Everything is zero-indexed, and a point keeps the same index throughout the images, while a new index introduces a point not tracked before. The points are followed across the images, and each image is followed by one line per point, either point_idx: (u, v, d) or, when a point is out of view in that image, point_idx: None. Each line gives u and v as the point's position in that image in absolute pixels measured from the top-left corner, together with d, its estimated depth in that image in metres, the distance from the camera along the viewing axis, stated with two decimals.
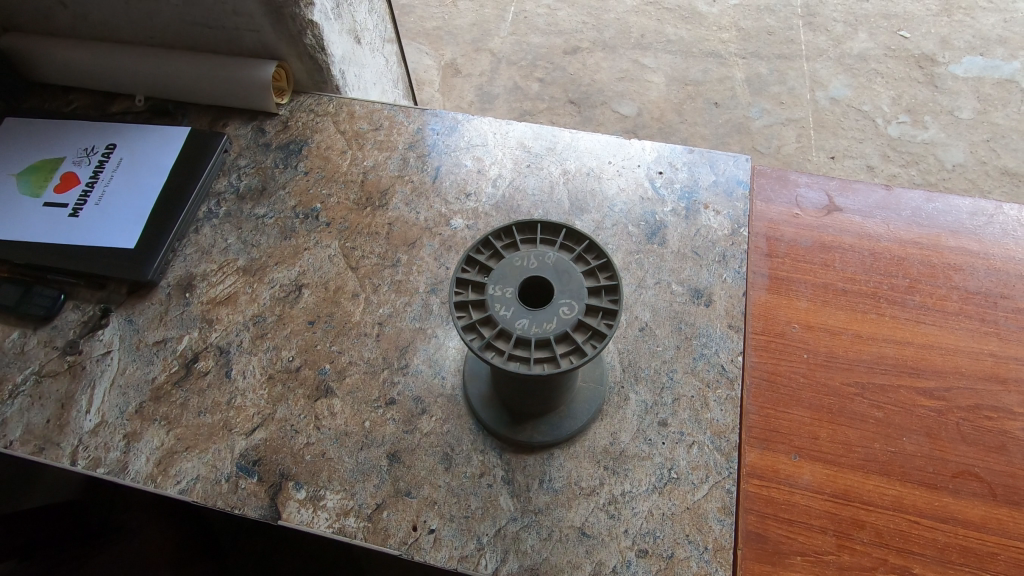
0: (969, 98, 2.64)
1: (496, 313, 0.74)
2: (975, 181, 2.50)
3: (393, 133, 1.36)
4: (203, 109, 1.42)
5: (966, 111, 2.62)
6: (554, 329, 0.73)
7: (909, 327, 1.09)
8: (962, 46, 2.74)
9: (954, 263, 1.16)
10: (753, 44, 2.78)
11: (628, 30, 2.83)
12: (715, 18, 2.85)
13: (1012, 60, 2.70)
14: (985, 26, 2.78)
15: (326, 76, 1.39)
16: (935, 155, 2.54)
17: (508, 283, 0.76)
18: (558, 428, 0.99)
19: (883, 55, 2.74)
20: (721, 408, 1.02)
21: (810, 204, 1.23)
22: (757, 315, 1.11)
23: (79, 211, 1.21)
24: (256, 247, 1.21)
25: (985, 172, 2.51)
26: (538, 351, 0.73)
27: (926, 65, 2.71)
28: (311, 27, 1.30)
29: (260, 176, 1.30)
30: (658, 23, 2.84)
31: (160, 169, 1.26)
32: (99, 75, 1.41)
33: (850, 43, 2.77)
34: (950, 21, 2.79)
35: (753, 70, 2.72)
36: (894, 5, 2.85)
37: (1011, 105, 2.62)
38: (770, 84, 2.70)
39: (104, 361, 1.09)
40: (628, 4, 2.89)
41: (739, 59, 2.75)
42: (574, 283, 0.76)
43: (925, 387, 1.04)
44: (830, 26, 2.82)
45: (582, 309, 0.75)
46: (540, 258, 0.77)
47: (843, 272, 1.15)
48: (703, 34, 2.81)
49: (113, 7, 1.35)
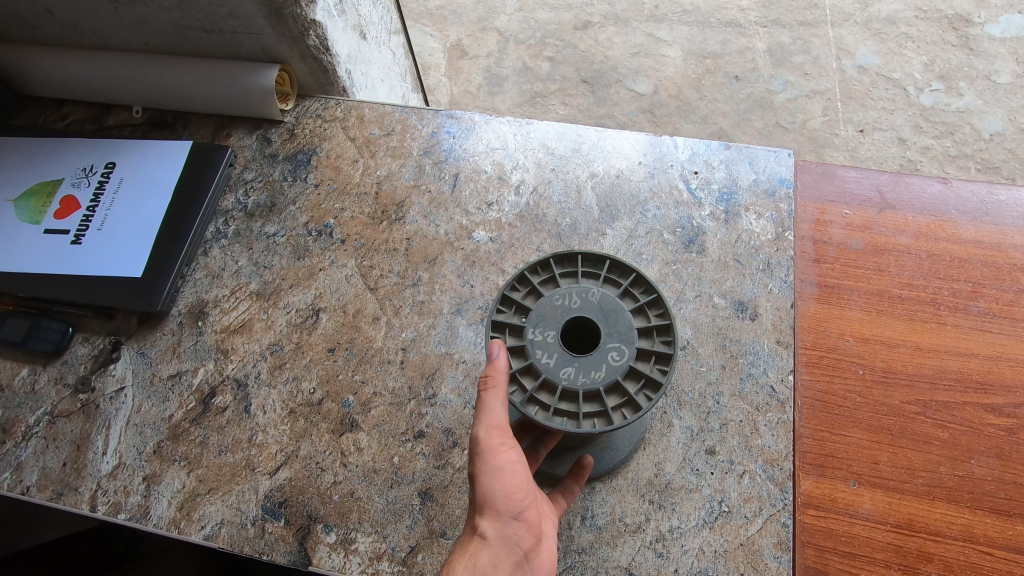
0: (1006, 61, 2.48)
1: (538, 361, 0.76)
2: (1014, 150, 2.37)
3: (406, 138, 1.27)
4: (204, 119, 1.34)
5: (1003, 76, 2.46)
6: (603, 379, 0.75)
7: (974, 338, 1.01)
8: (999, 4, 2.57)
9: (1021, 264, 1.07)
10: (775, 11, 2.62)
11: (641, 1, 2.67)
12: None
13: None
14: None
15: (332, 79, 1.31)
16: (971, 125, 2.40)
17: (549, 327, 0.78)
18: (599, 461, 0.93)
19: (914, 17, 2.57)
20: (772, 433, 0.95)
21: (858, 202, 1.14)
22: (806, 328, 1.03)
23: (81, 238, 1.15)
24: (268, 269, 1.15)
25: None
26: (586, 404, 0.75)
27: (961, 27, 2.54)
28: (314, 27, 1.20)
29: (268, 191, 1.23)
30: None
31: (163, 188, 1.19)
32: (95, 86, 1.33)
33: (878, 5, 2.60)
34: None
35: (775, 40, 2.57)
36: None
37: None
38: (793, 54, 2.55)
39: (118, 399, 1.04)
40: None
41: (759, 28, 2.60)
42: (620, 325, 0.78)
43: (994, 403, 0.97)
44: None
45: (630, 354, 0.76)
46: (583, 297, 0.79)
47: (898, 277, 1.07)
48: (720, 2, 2.65)
49: (103, 13, 1.26)
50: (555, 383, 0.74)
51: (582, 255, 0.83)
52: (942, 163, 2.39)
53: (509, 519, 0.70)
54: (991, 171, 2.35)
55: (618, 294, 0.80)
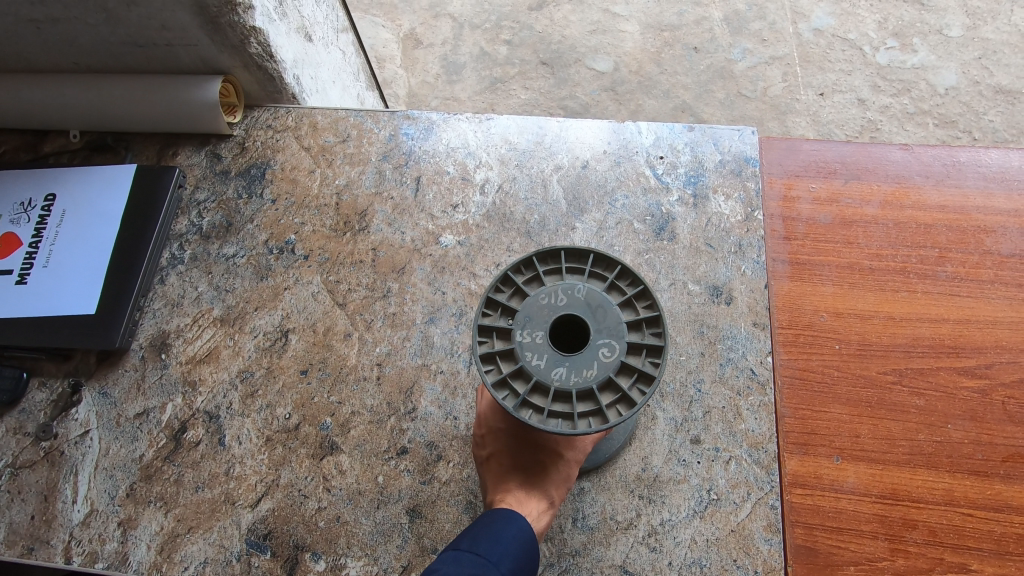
0: (957, 14, 2.50)
1: (529, 364, 0.74)
2: (969, 103, 2.40)
3: (363, 144, 1.23)
4: (147, 139, 1.27)
5: (955, 29, 2.48)
6: (596, 378, 0.74)
7: (944, 303, 1.02)
8: None
9: (984, 225, 1.08)
10: None
11: None
12: None
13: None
14: None
15: (279, 87, 1.25)
16: (927, 81, 2.43)
17: (537, 327, 0.76)
18: (596, 455, 0.91)
19: None
20: (755, 417, 0.95)
21: (824, 175, 1.14)
22: (781, 307, 1.03)
23: (26, 277, 1.09)
24: (230, 293, 1.11)
25: (979, 93, 2.41)
26: (581, 403, 0.74)
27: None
28: (254, 34, 1.15)
29: (223, 210, 1.18)
30: None
31: (110, 217, 1.13)
32: (26, 112, 1.26)
33: None
34: None
35: (731, 8, 2.55)
36: None
37: (1000, 17, 2.50)
38: (750, 20, 2.53)
39: (83, 443, 1.00)
40: None
41: None
42: (610, 321, 0.76)
43: (966, 366, 0.98)
44: None
45: (621, 350, 0.75)
46: (570, 294, 0.77)
47: (867, 248, 1.07)
48: None
49: (26, 34, 1.18)
50: (547, 383, 0.73)
51: (564, 251, 0.81)
52: (902, 121, 2.41)
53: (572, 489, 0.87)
54: (949, 126, 2.39)
55: (604, 289, 0.79)
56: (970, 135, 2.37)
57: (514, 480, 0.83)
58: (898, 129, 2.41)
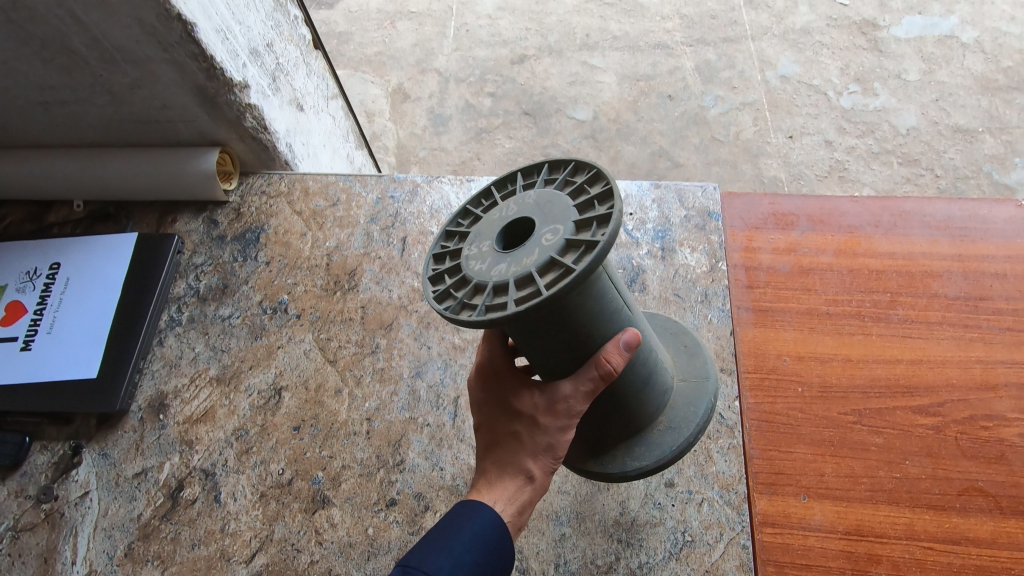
0: (913, 60, 2.61)
1: (472, 269, 0.76)
2: (929, 142, 2.53)
3: (352, 207, 1.31)
4: (149, 207, 1.35)
5: (912, 73, 2.60)
6: (534, 261, 0.71)
7: (896, 345, 1.09)
8: (899, 7, 2.68)
9: (931, 270, 1.16)
10: (698, 30, 2.71)
11: (573, 32, 2.73)
12: (657, 8, 2.74)
13: (950, 15, 2.63)
14: None
15: (272, 155, 1.34)
16: (889, 122, 2.56)
17: (484, 239, 0.78)
18: (660, 449, 0.88)
19: (825, 26, 2.69)
20: (725, 459, 1.00)
21: (781, 226, 1.23)
22: (746, 353, 1.10)
23: (31, 343, 1.15)
24: (226, 352, 1.16)
25: (937, 132, 2.54)
26: (522, 290, 0.70)
27: (868, 31, 2.66)
28: (250, 110, 1.24)
29: (219, 273, 1.25)
30: (601, 20, 2.75)
31: (112, 284, 1.20)
32: (33, 185, 1.33)
33: (792, 18, 2.70)
34: None
35: (702, 58, 2.67)
36: None
37: (953, 62, 2.60)
38: (720, 70, 2.66)
39: (83, 504, 1.04)
40: (569, 4, 2.78)
41: (685, 47, 2.69)
42: (555, 211, 0.75)
43: (920, 404, 1.04)
44: (770, 2, 2.73)
45: (564, 232, 0.72)
46: (518, 203, 0.79)
47: (824, 295, 1.15)
48: (648, 26, 2.72)
49: (35, 115, 1.26)
50: (484, 279, 0.73)
51: (523, 175, 0.85)
52: (868, 160, 2.54)
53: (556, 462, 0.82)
54: (912, 164, 2.52)
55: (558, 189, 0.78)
56: (933, 173, 2.51)
57: (490, 457, 0.82)
58: (865, 169, 2.54)
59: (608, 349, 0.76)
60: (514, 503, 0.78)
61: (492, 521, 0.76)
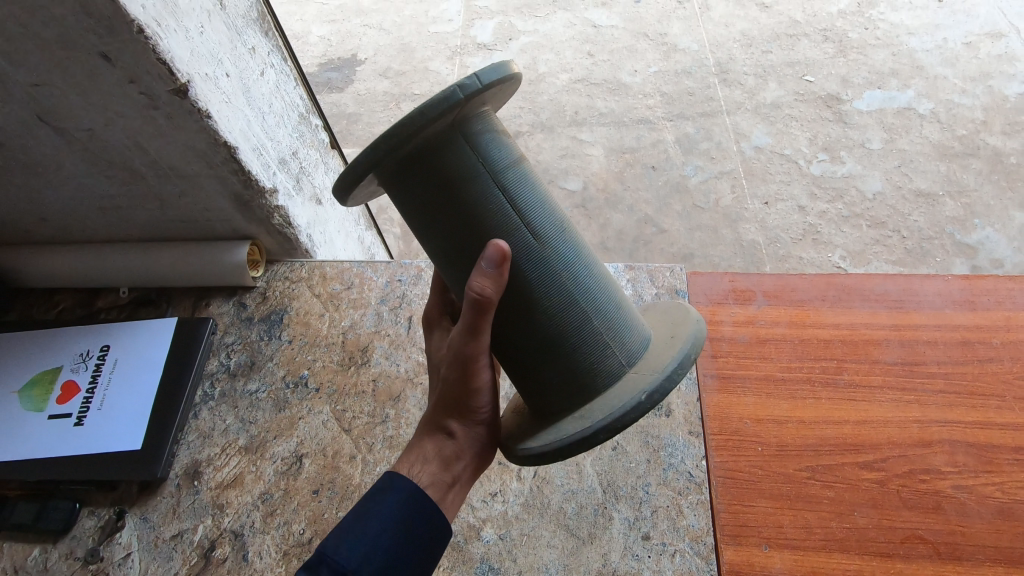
0: (876, 131, 2.74)
1: None
2: (895, 206, 2.61)
3: (364, 291, 1.49)
4: (185, 292, 1.53)
5: (875, 142, 2.72)
6: None
7: (843, 407, 1.25)
8: (861, 83, 2.85)
9: (872, 339, 1.33)
10: (677, 106, 2.86)
11: (563, 110, 2.90)
12: (639, 87, 2.92)
13: (907, 89, 2.81)
14: (877, 62, 2.90)
15: (294, 245, 1.52)
16: (856, 188, 2.66)
17: None
18: (563, 431, 0.85)
19: (794, 100, 2.84)
20: (694, 513, 1.14)
21: (741, 301, 1.40)
22: (712, 416, 1.25)
23: (83, 419, 1.30)
24: (253, 423, 1.32)
25: (902, 197, 2.62)
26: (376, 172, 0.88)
27: (833, 105, 2.81)
28: (277, 210, 1.42)
29: (247, 351, 1.42)
30: (589, 99, 2.91)
31: (155, 364, 1.37)
32: (85, 275, 1.51)
33: (762, 94, 2.87)
34: (846, 61, 2.91)
35: (682, 131, 2.81)
36: (795, 52, 2.95)
37: (913, 131, 2.73)
38: (698, 142, 2.79)
39: (126, 564, 1.17)
40: (558, 84, 2.96)
41: (666, 122, 2.84)
42: None
43: (866, 460, 1.18)
44: (742, 80, 2.90)
45: None
46: None
47: (779, 363, 1.31)
48: (631, 103, 2.89)
49: (90, 217, 1.43)
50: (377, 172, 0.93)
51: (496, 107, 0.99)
52: (839, 224, 2.62)
53: (470, 410, 0.91)
54: (880, 227, 2.60)
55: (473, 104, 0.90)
56: (900, 234, 2.58)
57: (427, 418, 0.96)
58: (836, 232, 2.60)
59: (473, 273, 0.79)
60: (432, 456, 0.89)
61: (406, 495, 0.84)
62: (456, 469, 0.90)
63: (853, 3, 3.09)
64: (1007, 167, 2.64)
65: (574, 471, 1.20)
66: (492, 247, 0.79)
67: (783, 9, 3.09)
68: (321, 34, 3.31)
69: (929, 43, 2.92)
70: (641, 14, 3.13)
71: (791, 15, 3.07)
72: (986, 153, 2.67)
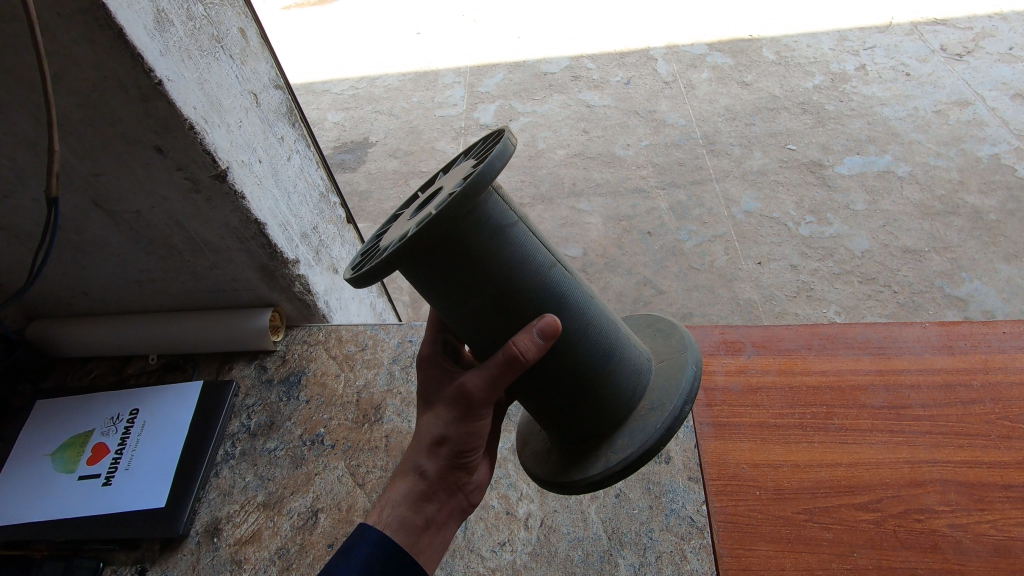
0: (858, 193, 2.88)
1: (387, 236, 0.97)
2: (884, 262, 2.66)
3: (378, 351, 1.59)
4: (210, 357, 1.63)
5: (859, 204, 2.85)
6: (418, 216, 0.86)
7: (835, 449, 1.30)
8: (840, 149, 3.05)
9: (857, 385, 1.41)
10: (669, 176, 3.05)
11: (561, 182, 3.09)
12: (632, 159, 3.13)
13: (884, 153, 3.00)
14: (854, 130, 3.12)
15: (313, 310, 1.63)
16: (844, 246, 2.72)
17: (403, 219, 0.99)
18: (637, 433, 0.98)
19: (779, 167, 3.02)
20: (698, 557, 1.17)
21: (732, 352, 1.50)
22: (710, 462, 1.31)
23: (111, 479, 1.38)
24: (271, 480, 1.38)
25: (890, 254, 2.68)
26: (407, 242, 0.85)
27: (816, 170, 2.98)
28: (299, 278, 1.54)
29: (267, 411, 1.50)
30: (585, 171, 3.11)
31: (180, 425, 1.45)
32: (117, 344, 1.61)
33: (749, 161, 3.05)
34: (825, 130, 3.13)
35: (675, 199, 2.96)
36: (777, 124, 3.18)
37: (894, 192, 2.87)
38: (691, 208, 2.93)
39: None
40: (556, 159, 3.18)
41: (660, 190, 3.00)
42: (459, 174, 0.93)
43: (861, 501, 1.22)
44: (729, 150, 3.11)
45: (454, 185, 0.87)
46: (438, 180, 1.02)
47: (771, 409, 1.38)
48: (625, 174, 3.08)
49: (127, 290, 1.56)
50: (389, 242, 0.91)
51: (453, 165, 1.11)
52: (831, 281, 2.65)
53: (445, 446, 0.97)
54: (870, 282, 2.62)
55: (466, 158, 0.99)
56: (891, 289, 2.59)
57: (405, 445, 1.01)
58: (830, 287, 2.63)
59: (518, 334, 0.87)
60: (405, 498, 0.95)
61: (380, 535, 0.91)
62: (430, 510, 0.96)
63: (827, 79, 3.36)
64: (988, 223, 2.73)
65: (579, 519, 1.24)
66: (545, 319, 0.87)
67: (763, 86, 3.36)
68: (336, 120, 3.62)
69: (901, 112, 3.15)
70: (631, 95, 3.41)
71: (770, 91, 3.34)
72: (966, 211, 2.78)
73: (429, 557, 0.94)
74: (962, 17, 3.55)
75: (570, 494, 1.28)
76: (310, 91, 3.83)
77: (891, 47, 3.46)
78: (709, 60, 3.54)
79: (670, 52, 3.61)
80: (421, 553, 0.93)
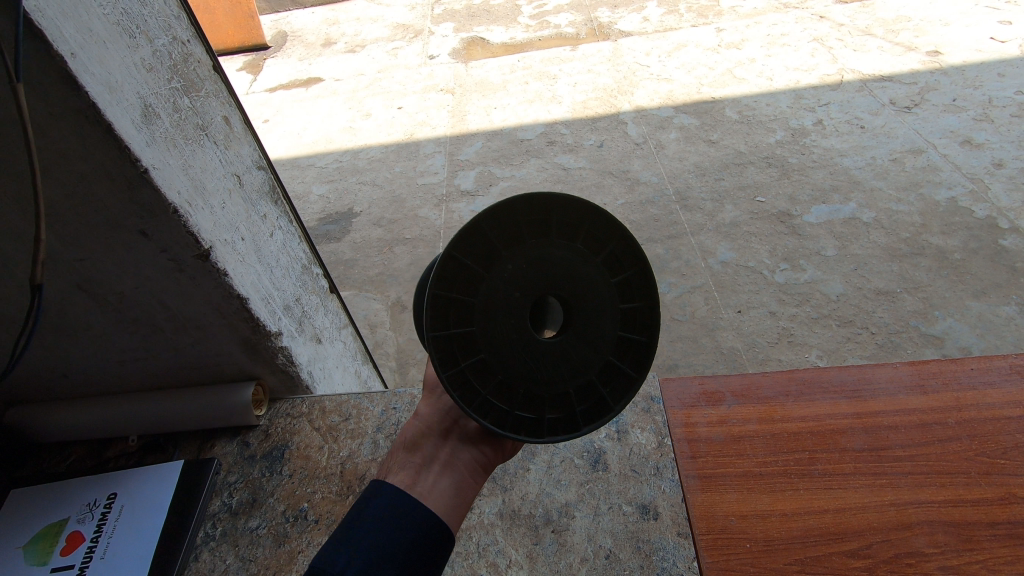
0: (828, 239, 3.00)
1: None
2: (860, 305, 2.73)
3: (362, 422, 1.59)
4: (192, 436, 1.61)
5: (829, 250, 2.95)
6: None
7: (821, 495, 1.30)
8: (807, 200, 3.19)
9: (837, 430, 1.43)
10: (646, 231, 3.14)
11: None
12: None
13: (848, 202, 3.15)
14: (818, 180, 3.27)
15: (297, 382, 1.63)
16: (819, 291, 2.80)
17: None
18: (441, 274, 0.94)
19: (750, 219, 3.13)
20: None
21: (712, 403, 1.50)
22: (699, 516, 1.29)
23: (86, 569, 1.33)
24: (252, 561, 1.36)
25: (864, 296, 2.76)
26: None
27: (785, 220, 3.10)
28: (281, 350, 1.54)
29: (249, 488, 1.49)
30: None
31: (159, 508, 1.42)
32: (97, 427, 1.59)
33: (721, 215, 3.17)
34: (790, 181, 3.29)
35: (653, 253, 3.05)
36: (744, 178, 3.34)
37: (861, 237, 2.99)
38: (669, 261, 3.01)
39: None
40: None
41: None
42: None
43: (852, 548, 1.22)
44: (701, 205, 3.23)
45: None
46: None
47: (755, 458, 1.38)
48: None
49: (107, 371, 1.55)
50: None
51: None
52: (811, 325, 2.70)
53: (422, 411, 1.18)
54: (848, 325, 2.67)
55: None
56: (869, 330, 2.64)
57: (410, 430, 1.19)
58: (810, 332, 2.67)
59: None
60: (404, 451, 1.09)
61: (377, 509, 0.94)
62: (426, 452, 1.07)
63: (788, 134, 3.56)
64: (953, 262, 2.83)
65: None
66: None
67: (728, 143, 3.55)
68: (321, 193, 3.72)
69: (860, 162, 3.34)
70: (605, 157, 3.57)
71: (735, 147, 3.53)
72: (932, 251, 2.89)
73: (436, 491, 1.00)
74: (906, 73, 3.82)
75: (560, 557, 1.25)
76: (295, 166, 3.95)
77: (844, 103, 3.69)
78: (676, 121, 3.74)
79: (639, 116, 3.82)
80: (422, 486, 1.00)
